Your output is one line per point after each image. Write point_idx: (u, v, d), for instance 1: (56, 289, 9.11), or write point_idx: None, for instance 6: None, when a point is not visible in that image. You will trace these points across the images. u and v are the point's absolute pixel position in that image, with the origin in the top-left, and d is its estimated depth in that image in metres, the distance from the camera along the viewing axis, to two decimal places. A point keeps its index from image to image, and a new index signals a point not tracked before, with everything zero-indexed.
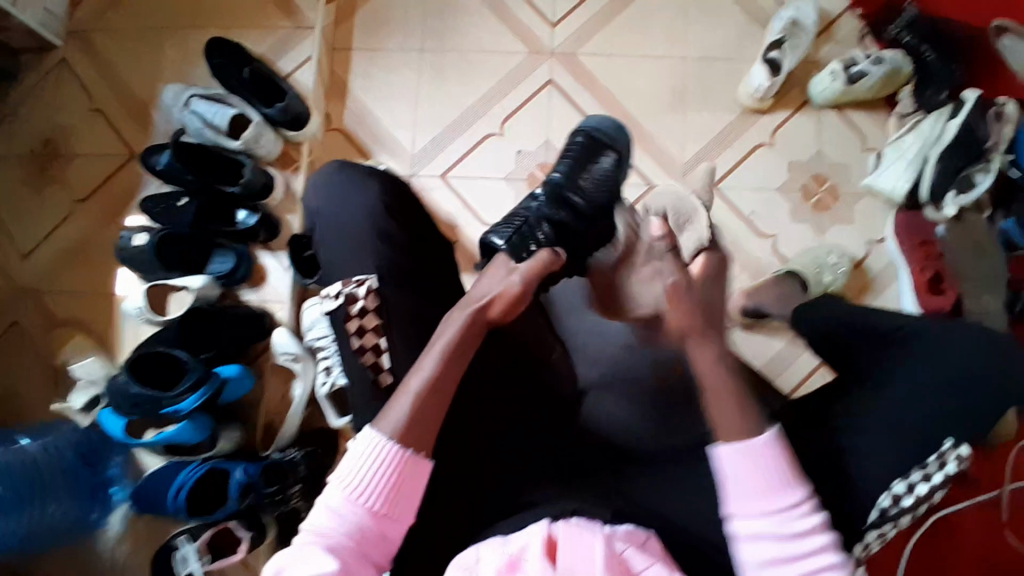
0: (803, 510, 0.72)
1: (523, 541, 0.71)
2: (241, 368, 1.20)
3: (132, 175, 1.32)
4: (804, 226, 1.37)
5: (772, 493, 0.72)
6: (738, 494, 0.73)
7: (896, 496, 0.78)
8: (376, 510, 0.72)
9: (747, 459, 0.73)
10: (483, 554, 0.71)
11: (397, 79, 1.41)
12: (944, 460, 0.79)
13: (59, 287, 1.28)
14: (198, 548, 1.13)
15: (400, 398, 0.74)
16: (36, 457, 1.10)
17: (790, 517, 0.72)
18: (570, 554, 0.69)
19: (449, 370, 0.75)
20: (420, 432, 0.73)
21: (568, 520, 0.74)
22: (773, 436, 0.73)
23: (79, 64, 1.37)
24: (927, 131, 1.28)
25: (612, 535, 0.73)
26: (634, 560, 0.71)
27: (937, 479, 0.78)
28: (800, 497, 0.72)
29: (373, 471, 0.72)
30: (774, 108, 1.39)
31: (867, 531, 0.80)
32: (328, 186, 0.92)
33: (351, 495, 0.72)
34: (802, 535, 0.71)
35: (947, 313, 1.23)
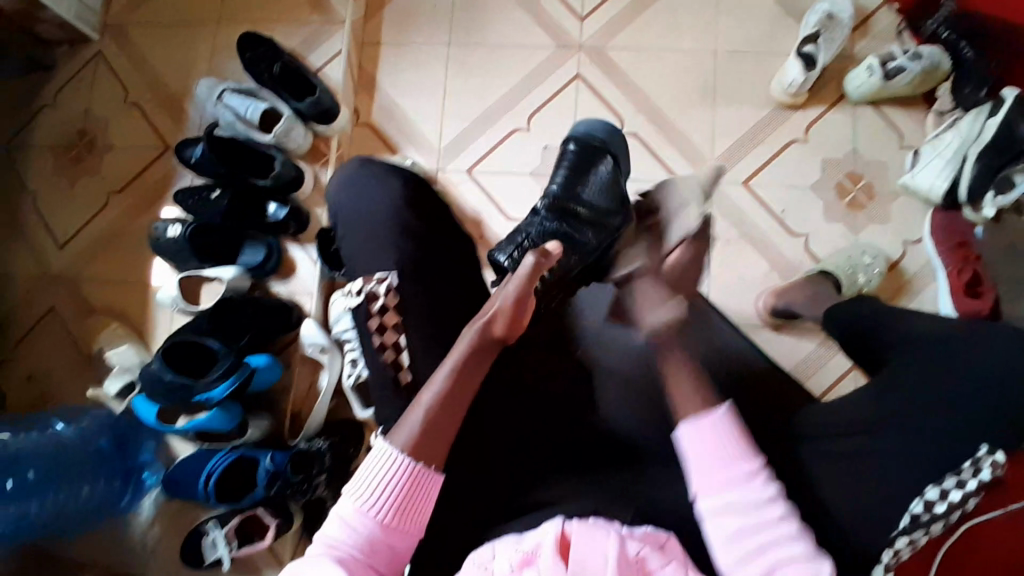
0: (759, 481, 0.70)
1: (537, 539, 0.72)
2: (269, 358, 1.22)
3: (166, 168, 1.35)
4: (836, 225, 1.34)
5: (725, 463, 0.71)
6: (696, 466, 0.72)
7: (928, 503, 0.77)
8: (387, 523, 0.71)
9: (701, 432, 0.73)
10: (500, 551, 0.73)
11: (424, 73, 1.41)
12: (978, 468, 0.77)
13: (96, 275, 1.32)
14: (227, 533, 1.16)
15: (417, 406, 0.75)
16: (62, 441, 1.16)
17: (747, 488, 0.70)
18: (583, 550, 0.70)
19: (458, 385, 0.76)
20: (435, 444, 0.74)
21: (585, 520, 0.75)
22: (724, 410, 0.74)
23: (116, 58, 1.40)
24: (966, 128, 1.24)
25: (627, 535, 0.73)
26: (650, 560, 0.71)
27: (971, 487, 0.76)
28: (756, 467, 0.71)
29: (386, 480, 0.72)
30: (807, 104, 1.37)
31: (897, 536, 0.77)
32: (353, 182, 0.93)
33: (363, 507, 0.71)
34: (759, 506, 0.69)
35: (986, 316, 1.17)
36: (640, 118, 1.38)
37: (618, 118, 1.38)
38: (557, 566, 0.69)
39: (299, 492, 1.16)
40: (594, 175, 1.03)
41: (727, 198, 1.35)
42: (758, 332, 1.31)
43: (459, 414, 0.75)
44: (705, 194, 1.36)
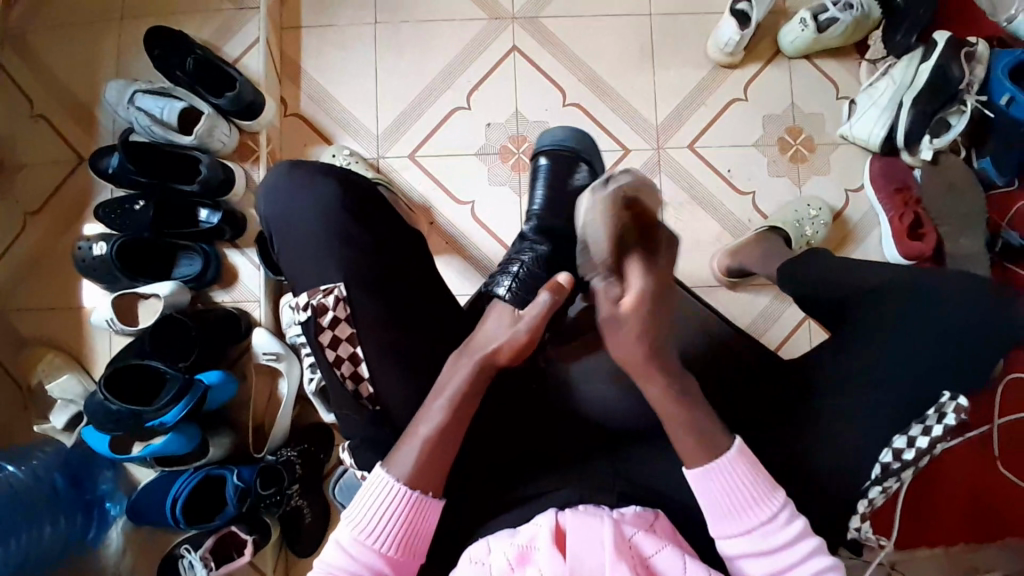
0: (784, 521, 0.71)
1: (531, 532, 0.70)
2: (222, 374, 1.16)
3: (84, 182, 1.25)
4: (781, 180, 1.35)
5: (752, 507, 0.71)
6: (717, 518, 0.72)
7: (897, 452, 0.79)
8: (390, 554, 0.72)
9: (716, 480, 0.71)
10: (494, 545, 0.71)
11: (355, 56, 1.34)
12: (942, 413, 0.80)
13: (23, 304, 1.22)
14: (202, 556, 1.10)
15: (411, 430, 0.74)
16: (13, 482, 1.05)
17: (773, 529, 0.71)
18: (579, 541, 0.68)
19: (457, 414, 0.74)
20: (429, 473, 0.73)
21: (576, 508, 0.73)
22: (736, 451, 0.72)
23: (12, 66, 1.28)
24: (898, 77, 1.26)
25: (621, 519, 0.71)
26: (643, 544, 0.70)
27: (937, 432, 0.79)
28: (777, 508, 0.71)
29: (384, 516, 0.72)
30: (745, 62, 1.37)
31: (871, 487, 0.80)
32: (286, 188, 0.85)
33: (360, 536, 0.72)
34: (785, 544, 0.70)
35: (929, 258, 1.25)
36: (583, 88, 1.35)
37: (560, 89, 1.35)
38: (557, 561, 0.67)
39: (272, 505, 1.15)
40: (574, 185, 1.01)
41: (675, 163, 1.35)
42: (715, 294, 1.32)
43: (450, 443, 0.74)
44: (653, 159, 1.35)
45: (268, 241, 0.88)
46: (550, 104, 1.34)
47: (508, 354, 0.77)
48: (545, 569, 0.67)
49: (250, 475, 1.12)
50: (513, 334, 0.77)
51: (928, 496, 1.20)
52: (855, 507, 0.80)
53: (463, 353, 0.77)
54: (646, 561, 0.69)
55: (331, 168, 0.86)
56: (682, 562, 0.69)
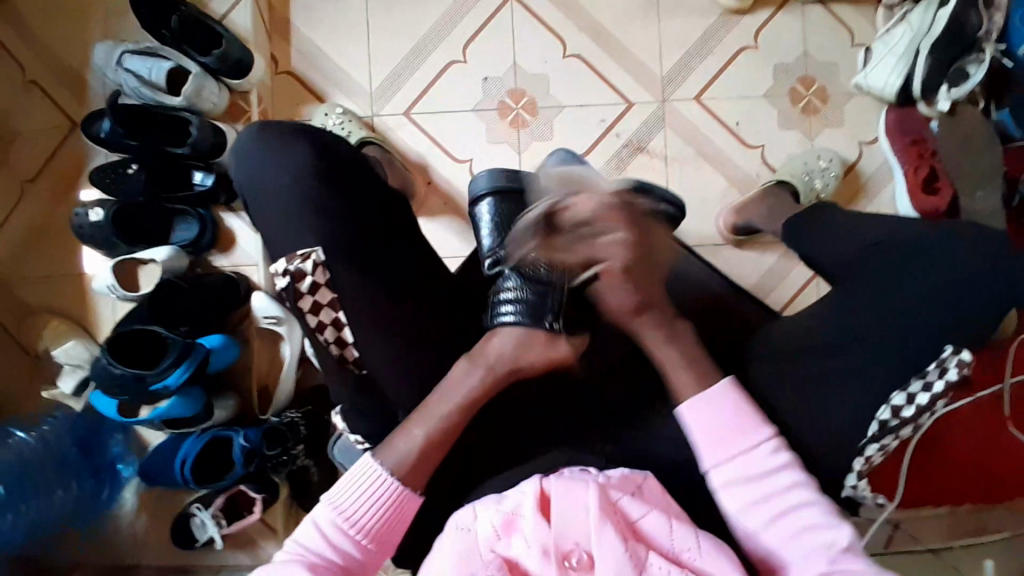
0: (769, 451, 0.70)
1: (517, 499, 0.70)
2: (223, 337, 1.18)
3: (78, 147, 1.24)
4: (792, 133, 1.30)
5: (737, 434, 0.70)
6: (706, 444, 0.71)
7: (896, 408, 0.77)
8: (364, 544, 0.70)
9: (706, 406, 0.72)
10: (480, 512, 0.70)
11: (346, 9, 1.30)
12: (944, 367, 0.77)
13: (25, 272, 1.23)
14: (212, 513, 1.15)
15: (411, 428, 0.73)
16: (22, 450, 1.09)
17: (759, 458, 0.70)
18: (563, 509, 0.68)
19: (458, 420, 0.73)
20: (422, 466, 0.72)
21: (562, 472, 0.73)
22: (726, 382, 0.73)
23: (0, 31, 1.25)
24: (916, 23, 1.19)
25: (607, 484, 0.71)
26: (630, 508, 0.69)
27: (938, 388, 0.77)
28: (767, 438, 0.70)
29: (368, 502, 0.71)
30: (754, 7, 1.30)
31: (868, 445, 0.77)
32: (258, 154, 0.85)
33: (340, 520, 0.70)
34: (770, 474, 0.69)
35: (942, 213, 1.20)
36: (583, 39, 1.30)
37: (559, 40, 1.30)
38: (542, 529, 0.67)
39: (280, 464, 1.15)
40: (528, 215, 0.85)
41: (679, 117, 1.30)
42: (720, 253, 1.28)
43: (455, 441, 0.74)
44: (657, 114, 1.30)
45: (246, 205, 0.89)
46: (548, 56, 1.29)
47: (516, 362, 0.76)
48: (531, 537, 0.68)
49: (257, 436, 1.14)
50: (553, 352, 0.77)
51: (938, 460, 1.18)
52: (851, 465, 0.78)
53: (474, 358, 0.75)
54: (633, 524, 0.69)
55: (302, 126, 0.86)
56: (668, 526, 0.68)
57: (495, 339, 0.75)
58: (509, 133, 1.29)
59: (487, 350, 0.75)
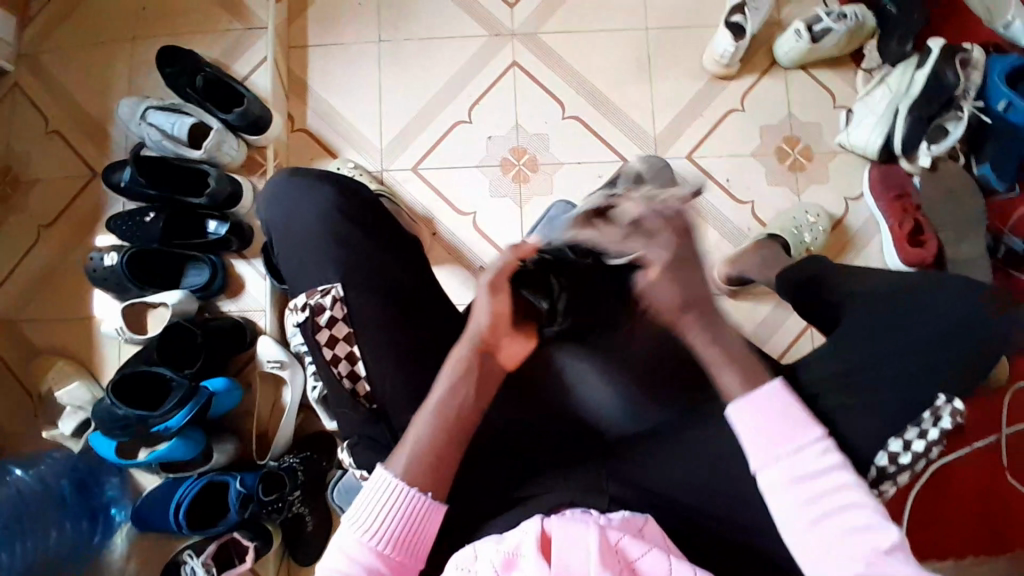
0: (818, 450, 0.70)
1: (517, 539, 0.69)
2: (227, 381, 1.18)
3: (96, 196, 1.29)
4: (780, 189, 1.36)
5: (786, 433, 0.72)
6: (753, 446, 0.72)
7: (892, 455, 0.79)
8: (388, 554, 0.72)
9: (752, 409, 0.73)
10: (481, 551, 0.69)
11: (359, 73, 1.38)
12: (938, 416, 0.79)
13: (33, 315, 1.26)
14: (204, 561, 1.11)
15: (414, 428, 0.76)
16: (21, 488, 1.12)
17: (808, 455, 0.71)
18: (566, 546, 0.67)
19: (468, 405, 0.78)
20: (436, 473, 0.75)
21: (563, 514, 0.72)
22: (775, 384, 0.74)
23: (32, 89, 1.33)
24: (895, 85, 1.29)
25: (607, 525, 0.70)
26: (630, 547, 0.68)
27: (933, 435, 0.79)
28: (817, 434, 0.72)
29: (387, 513, 0.73)
30: (741, 73, 1.39)
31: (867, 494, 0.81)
32: (285, 192, 0.91)
33: (362, 535, 0.72)
34: (820, 473, 0.70)
35: (930, 264, 1.25)
36: (582, 101, 1.38)
37: (558, 102, 1.38)
38: (542, 568, 0.65)
39: (275, 510, 1.16)
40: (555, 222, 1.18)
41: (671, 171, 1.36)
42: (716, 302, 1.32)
43: (473, 419, 0.78)
44: None
45: (271, 241, 0.94)
46: (548, 116, 1.37)
47: (500, 352, 0.82)
48: None
49: (253, 482, 1.14)
50: (488, 304, 0.80)
51: (938, 508, 1.18)
52: None
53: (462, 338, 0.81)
54: (632, 565, 0.67)
55: (329, 174, 0.92)
56: (668, 565, 0.67)
57: (480, 315, 0.80)
58: (510, 187, 1.34)
59: (467, 330, 0.80)
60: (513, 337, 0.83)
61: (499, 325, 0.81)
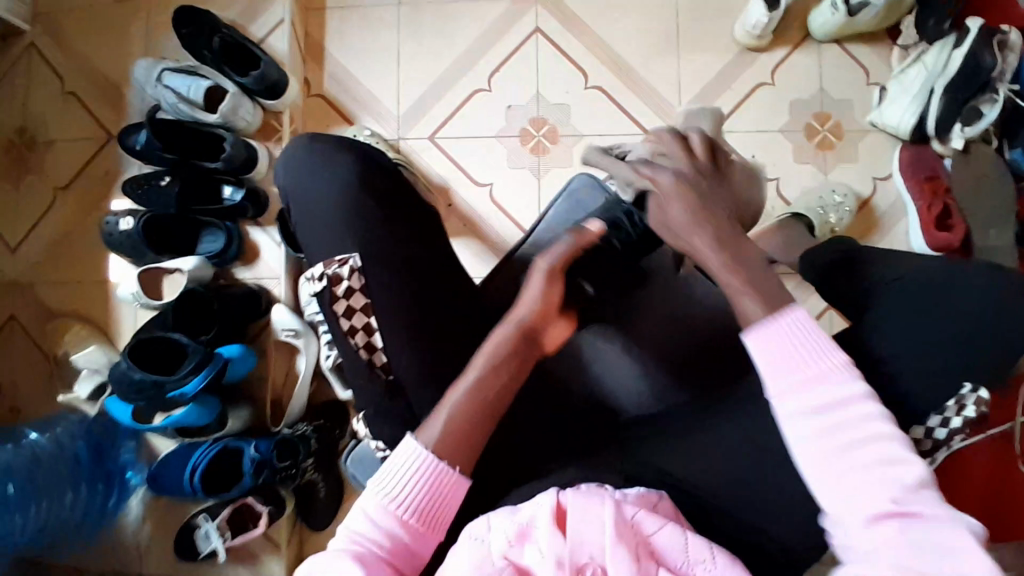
0: (843, 377, 0.64)
1: (532, 511, 0.68)
2: (242, 347, 1.18)
3: (112, 158, 1.28)
4: (806, 167, 1.32)
5: (808, 357, 0.65)
6: (771, 369, 0.65)
7: (915, 440, 0.82)
8: (411, 522, 0.70)
9: (770, 333, 0.66)
10: (495, 522, 0.68)
11: (378, 37, 1.35)
12: (963, 404, 0.80)
13: (50, 277, 1.26)
14: (218, 525, 1.14)
15: (446, 403, 0.75)
16: (37, 452, 1.10)
17: (830, 381, 0.64)
18: (579, 519, 0.66)
19: (504, 391, 0.76)
20: (463, 448, 0.73)
21: (578, 487, 0.71)
22: (795, 307, 0.67)
23: (47, 46, 1.31)
24: (931, 63, 1.23)
25: (622, 500, 0.69)
26: (645, 523, 0.68)
27: (955, 422, 0.81)
28: (840, 361, 0.65)
29: (411, 481, 0.71)
30: (771, 46, 1.34)
31: None
32: (303, 161, 0.88)
33: (386, 501, 0.71)
34: (844, 402, 0.63)
35: (956, 249, 1.21)
36: (606, 72, 1.34)
37: (582, 72, 1.34)
38: (557, 539, 0.65)
39: (288, 477, 1.17)
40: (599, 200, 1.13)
41: None
42: None
43: (504, 402, 0.76)
44: None
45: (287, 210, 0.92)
46: (571, 87, 1.33)
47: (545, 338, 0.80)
48: (545, 548, 0.65)
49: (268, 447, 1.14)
50: (539, 297, 0.79)
51: (950, 496, 1.18)
52: None
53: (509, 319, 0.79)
54: (648, 540, 0.67)
55: (351, 144, 0.89)
56: (684, 540, 0.67)
57: (530, 299, 0.79)
58: (529, 159, 1.32)
59: (515, 314, 0.79)
60: (558, 321, 0.81)
61: (546, 308, 0.79)
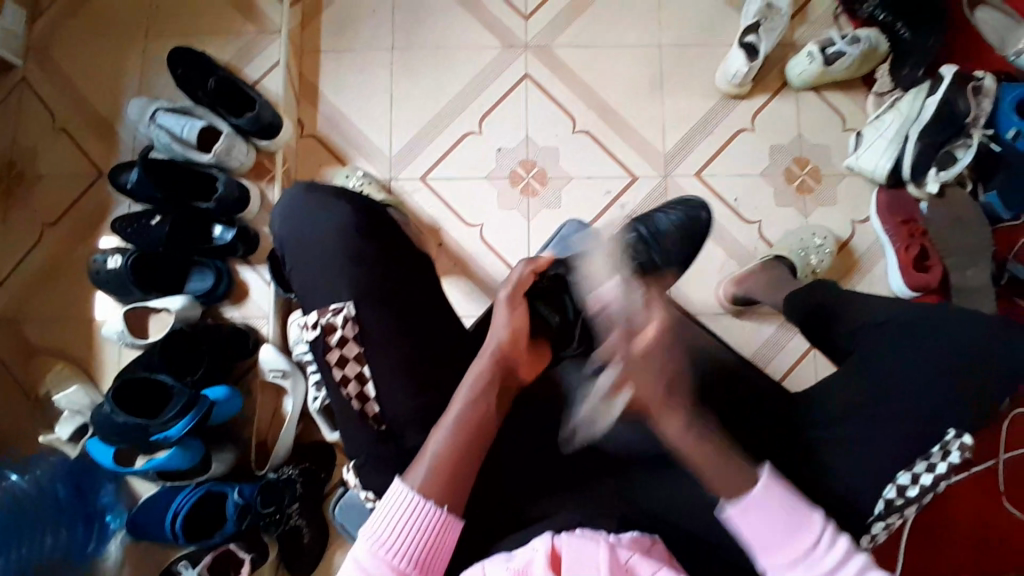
0: (828, 542, 0.70)
1: (528, 556, 0.68)
2: (229, 389, 1.17)
3: (99, 195, 1.27)
4: (788, 210, 1.36)
5: (792, 530, 0.71)
6: (765, 551, 0.71)
7: (900, 488, 0.78)
8: (407, 570, 0.71)
9: (753, 513, 0.72)
10: (489, 569, 0.68)
11: (371, 80, 1.37)
12: (947, 451, 0.79)
13: (29, 315, 1.23)
14: (200, 572, 1.09)
15: (431, 441, 0.75)
16: (18, 493, 1.08)
17: (817, 550, 0.70)
18: (575, 563, 0.66)
19: (483, 421, 0.77)
20: (456, 489, 0.73)
21: (575, 531, 0.71)
22: (765, 477, 0.73)
23: (38, 84, 1.31)
24: (905, 110, 1.27)
25: (616, 543, 0.69)
26: (639, 566, 0.67)
27: (943, 469, 0.78)
28: (818, 526, 0.71)
29: (406, 524, 0.71)
30: (752, 93, 1.39)
31: (874, 522, 0.79)
32: (304, 205, 0.90)
33: (374, 546, 0.71)
34: (836, 567, 0.70)
35: (934, 289, 1.25)
36: (593, 116, 1.37)
37: (570, 116, 1.37)
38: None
39: (272, 523, 1.16)
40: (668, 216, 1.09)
41: (681, 189, 1.36)
42: (720, 320, 1.32)
43: (490, 432, 0.77)
44: (661, 186, 1.36)
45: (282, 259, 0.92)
46: (560, 131, 1.37)
47: (518, 367, 0.84)
48: None
49: (252, 492, 1.14)
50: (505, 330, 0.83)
51: (935, 535, 1.19)
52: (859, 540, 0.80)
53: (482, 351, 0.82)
54: None
55: (345, 193, 0.90)
56: None
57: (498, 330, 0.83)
58: (519, 199, 1.34)
59: (487, 345, 0.82)
60: (528, 355, 0.85)
61: (516, 339, 0.83)
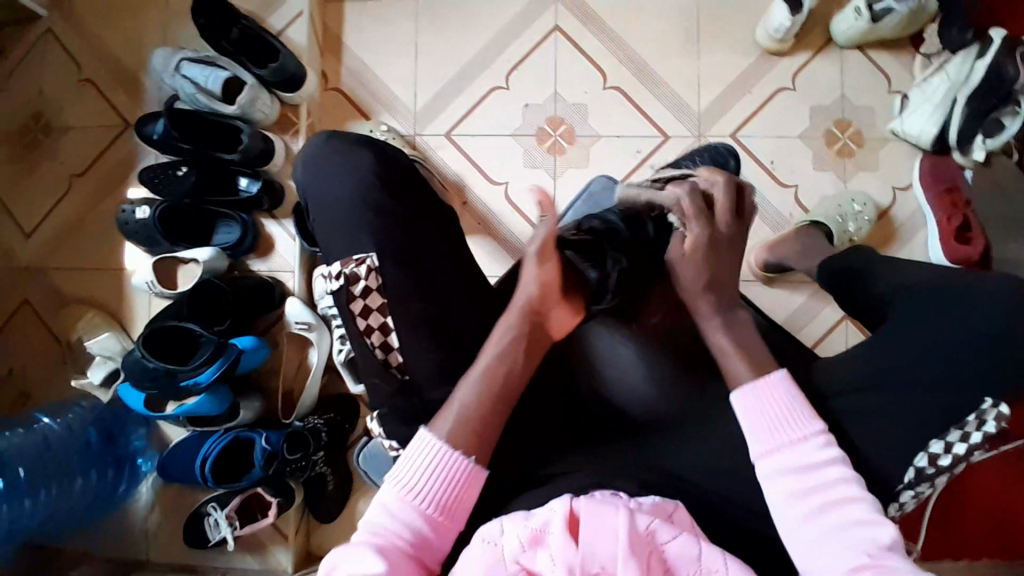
0: (819, 443, 0.70)
1: (545, 516, 0.67)
2: (256, 339, 1.18)
3: (128, 147, 1.28)
4: (825, 174, 1.31)
5: (789, 422, 0.71)
6: (753, 431, 0.72)
7: (932, 456, 0.75)
8: (433, 517, 0.71)
9: (761, 395, 0.72)
10: (509, 526, 0.67)
11: (397, 32, 1.34)
12: (982, 420, 0.75)
13: (63, 264, 1.27)
14: (227, 514, 1.14)
15: (458, 392, 0.75)
16: (49, 435, 1.11)
17: (806, 446, 0.70)
18: (593, 528, 0.65)
19: (513, 377, 0.77)
20: (482, 442, 0.74)
21: (592, 495, 0.70)
22: (781, 375, 0.73)
23: (67, 34, 1.32)
24: (953, 73, 1.21)
25: (637, 509, 0.68)
26: (660, 531, 0.66)
27: (977, 439, 0.74)
28: (815, 429, 0.70)
29: (432, 473, 0.72)
30: (793, 50, 1.33)
31: (903, 490, 0.76)
32: (322, 156, 0.89)
33: (404, 493, 0.71)
34: (817, 466, 0.69)
35: (976, 262, 1.22)
36: (625, 71, 1.33)
37: (601, 72, 1.33)
38: (569, 548, 0.64)
39: (298, 470, 1.17)
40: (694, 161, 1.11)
41: None
42: (750, 287, 1.29)
43: (517, 384, 0.77)
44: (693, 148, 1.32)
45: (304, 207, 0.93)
46: (589, 87, 1.33)
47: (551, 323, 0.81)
48: (557, 555, 0.64)
49: (279, 439, 1.14)
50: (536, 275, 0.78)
51: (961, 511, 1.17)
52: (887, 509, 0.77)
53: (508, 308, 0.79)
54: (661, 549, 0.66)
55: (369, 139, 0.90)
56: (697, 550, 0.66)
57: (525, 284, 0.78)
58: (546, 158, 1.31)
59: (514, 300, 0.79)
60: (561, 306, 0.81)
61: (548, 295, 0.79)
